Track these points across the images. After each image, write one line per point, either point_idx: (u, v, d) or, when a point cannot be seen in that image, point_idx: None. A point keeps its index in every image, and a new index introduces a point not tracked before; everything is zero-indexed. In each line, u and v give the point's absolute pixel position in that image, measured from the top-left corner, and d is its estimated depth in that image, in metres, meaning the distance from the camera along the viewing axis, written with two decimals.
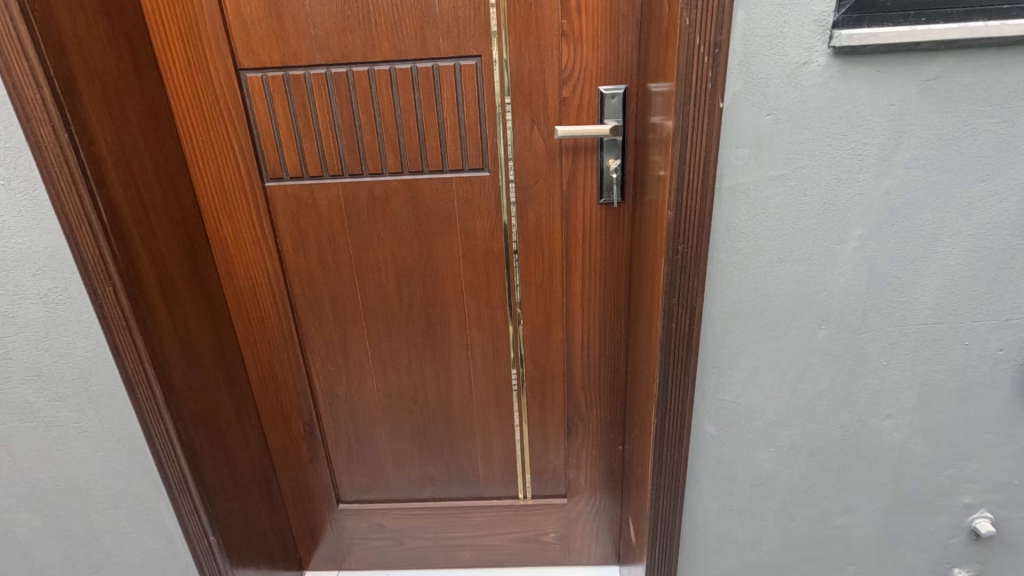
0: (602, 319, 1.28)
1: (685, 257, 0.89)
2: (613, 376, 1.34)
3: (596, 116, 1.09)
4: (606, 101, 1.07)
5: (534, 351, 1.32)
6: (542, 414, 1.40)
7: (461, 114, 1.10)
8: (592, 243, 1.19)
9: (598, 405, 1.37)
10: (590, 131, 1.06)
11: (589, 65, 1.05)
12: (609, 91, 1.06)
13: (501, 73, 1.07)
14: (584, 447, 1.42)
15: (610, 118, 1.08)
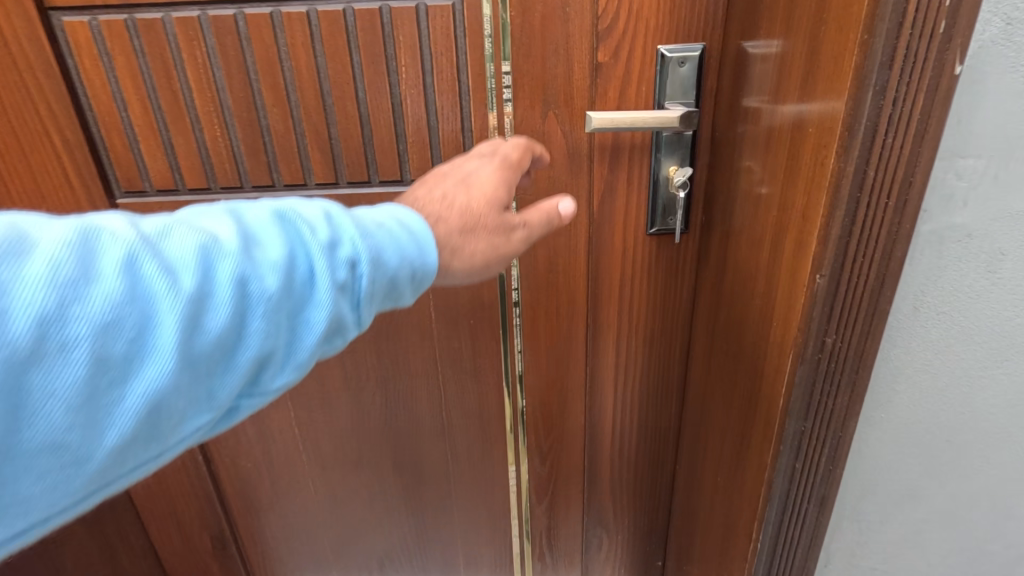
0: (642, 398, 0.87)
1: (836, 358, 0.49)
2: (655, 473, 0.94)
3: (650, 96, 0.67)
4: (668, 70, 0.65)
5: (542, 440, 0.92)
6: (551, 521, 0.99)
7: (429, 90, 0.67)
8: (634, 292, 0.78)
9: (630, 509, 0.97)
10: (639, 119, 0.64)
11: (643, 9, 0.63)
12: (674, 54, 0.64)
13: (495, 21, 0.64)
14: (608, 562, 1.02)
15: (673, 100, 0.66)
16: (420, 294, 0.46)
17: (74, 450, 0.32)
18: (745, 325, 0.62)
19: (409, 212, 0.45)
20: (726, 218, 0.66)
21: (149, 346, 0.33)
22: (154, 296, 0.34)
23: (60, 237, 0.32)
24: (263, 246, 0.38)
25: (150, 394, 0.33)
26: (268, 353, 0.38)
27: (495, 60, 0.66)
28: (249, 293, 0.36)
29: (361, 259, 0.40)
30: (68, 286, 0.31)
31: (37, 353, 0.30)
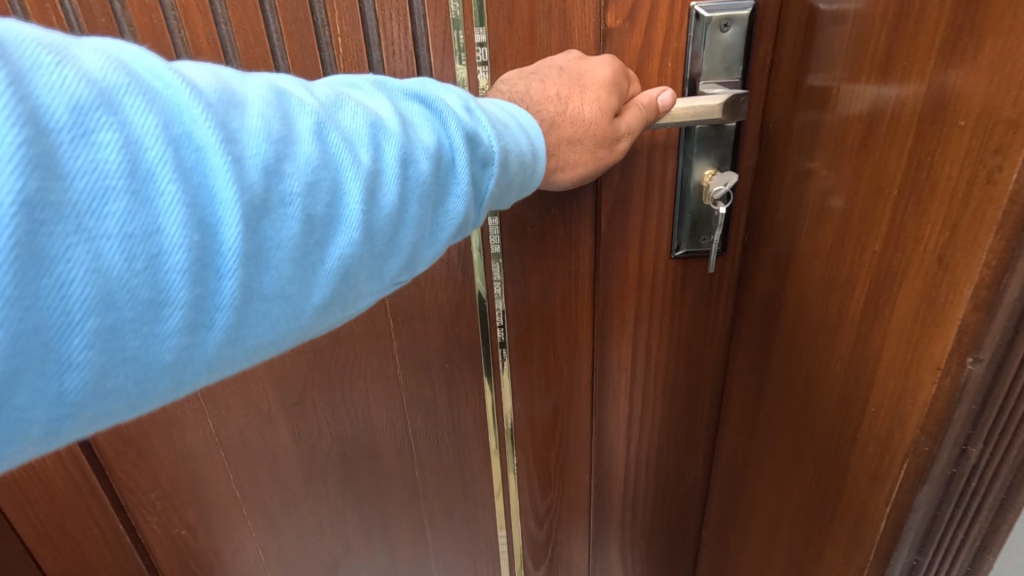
0: (660, 454, 0.71)
1: (980, 477, 0.32)
2: (675, 539, 0.77)
3: (679, 72, 0.48)
4: (706, 36, 0.46)
5: (538, 501, 0.75)
6: None
7: (376, 68, 0.49)
8: (652, 329, 0.61)
9: None
10: (683, 114, 0.46)
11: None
12: (715, 13, 0.46)
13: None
14: None
15: (711, 78, 0.48)
16: (531, 186, 0.40)
17: (291, 308, 0.29)
18: (809, 392, 0.45)
19: (526, 114, 0.39)
20: (777, 242, 0.49)
21: (349, 211, 0.30)
22: (342, 165, 0.29)
23: (272, 90, 0.29)
24: (417, 125, 0.33)
25: (347, 259, 0.30)
26: (428, 245, 0.34)
27: (464, 27, 0.48)
28: (427, 173, 0.32)
29: (493, 159, 0.35)
30: (280, 141, 0.28)
31: (264, 199, 0.27)
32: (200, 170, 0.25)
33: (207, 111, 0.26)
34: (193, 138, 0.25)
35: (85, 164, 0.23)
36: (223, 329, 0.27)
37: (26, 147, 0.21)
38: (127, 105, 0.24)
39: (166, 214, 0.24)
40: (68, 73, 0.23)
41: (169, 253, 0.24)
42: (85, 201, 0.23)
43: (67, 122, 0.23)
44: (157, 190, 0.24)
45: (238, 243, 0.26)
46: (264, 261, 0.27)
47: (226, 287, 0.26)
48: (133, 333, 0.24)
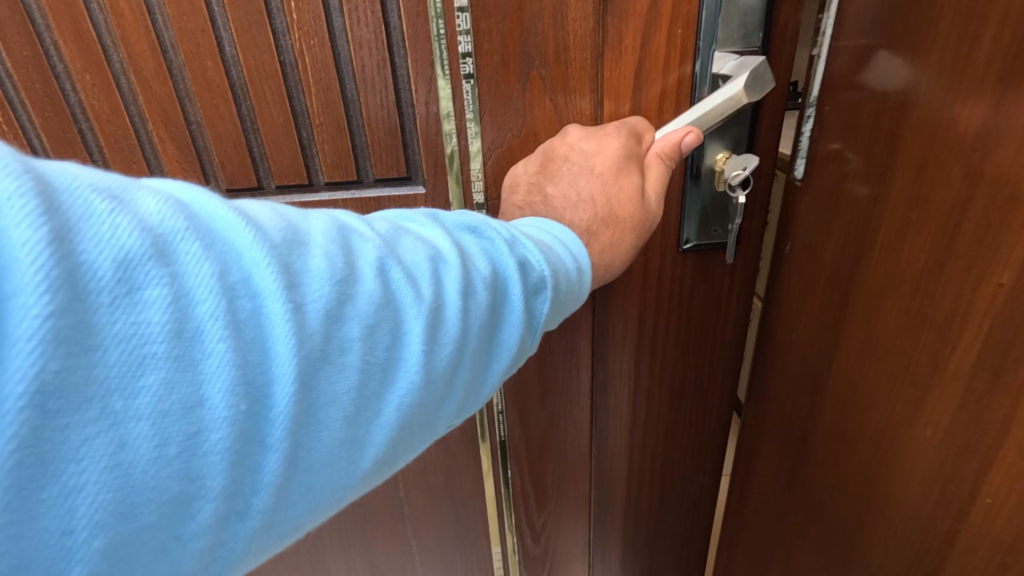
0: (665, 461, 0.66)
1: None
2: (679, 548, 0.73)
3: (690, 40, 0.42)
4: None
5: (534, 514, 0.70)
6: None
7: (339, 37, 0.42)
8: (658, 330, 0.56)
9: None
10: (706, 125, 0.41)
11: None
12: None
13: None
14: None
15: (726, 47, 0.42)
16: (580, 299, 0.40)
17: (340, 467, 0.29)
18: (872, 416, 0.39)
19: (569, 231, 0.39)
20: (825, 293, 0.43)
21: (403, 354, 0.30)
22: (402, 302, 0.30)
23: (332, 230, 0.30)
24: (472, 256, 0.35)
25: (402, 408, 0.30)
26: (478, 377, 0.35)
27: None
28: (478, 303, 0.33)
29: (546, 282, 0.36)
30: (339, 282, 0.28)
31: (323, 350, 0.27)
32: (255, 321, 0.25)
33: (269, 255, 0.27)
34: (249, 286, 0.25)
35: (128, 329, 0.22)
36: (267, 487, 0.26)
37: (67, 316, 0.21)
38: (180, 259, 0.24)
39: (210, 379, 0.24)
40: (123, 227, 0.23)
41: (209, 425, 0.24)
42: (118, 378, 0.22)
43: (114, 280, 0.22)
44: (204, 352, 0.24)
45: (290, 404, 0.26)
46: (314, 423, 0.27)
47: (269, 453, 0.26)
48: (153, 507, 0.23)
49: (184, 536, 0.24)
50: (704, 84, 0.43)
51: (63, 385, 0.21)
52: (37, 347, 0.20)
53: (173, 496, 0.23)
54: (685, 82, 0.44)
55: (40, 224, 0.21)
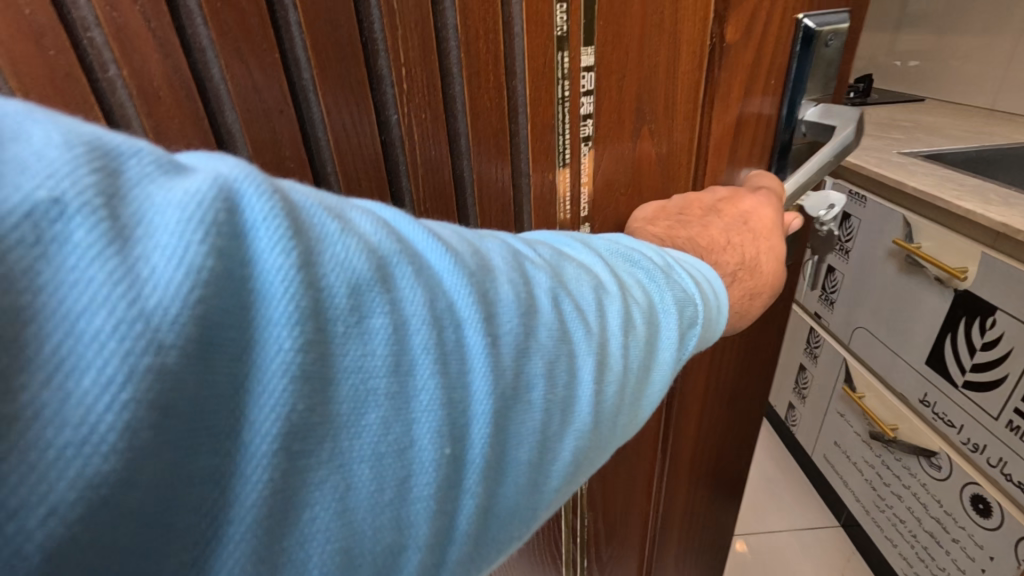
0: (720, 461, 0.69)
1: None
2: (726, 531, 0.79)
3: (780, 86, 0.44)
4: (813, 46, 0.43)
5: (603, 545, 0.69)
6: None
7: (458, 104, 0.41)
8: (726, 346, 0.58)
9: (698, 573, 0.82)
10: (822, 174, 0.46)
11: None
12: (824, 24, 0.42)
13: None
14: None
15: (811, 96, 0.45)
16: (711, 339, 0.41)
17: (524, 511, 0.29)
18: None
19: (707, 267, 0.41)
20: None
21: (579, 390, 0.31)
22: (575, 337, 0.31)
23: (506, 258, 0.31)
24: (633, 289, 0.36)
25: (574, 448, 0.31)
26: (636, 418, 0.36)
27: (569, 45, 0.40)
28: (637, 336, 0.34)
29: (697, 318, 0.38)
30: (519, 312, 0.29)
31: (514, 388, 0.27)
32: (459, 355, 0.26)
33: (466, 285, 0.27)
34: (451, 316, 0.26)
35: (359, 357, 0.23)
36: (459, 543, 0.26)
37: (310, 348, 0.21)
38: (398, 285, 0.25)
39: (421, 422, 0.24)
40: (351, 241, 0.24)
41: (418, 469, 0.24)
42: (350, 409, 0.23)
43: (346, 308, 0.23)
44: (418, 387, 0.24)
45: (483, 451, 0.26)
46: (505, 466, 0.27)
47: (466, 500, 0.26)
48: (370, 560, 0.23)
49: None
50: (789, 126, 0.46)
51: (304, 423, 0.21)
52: (290, 381, 0.21)
53: (387, 546, 0.24)
54: (773, 122, 0.46)
55: (279, 240, 0.21)
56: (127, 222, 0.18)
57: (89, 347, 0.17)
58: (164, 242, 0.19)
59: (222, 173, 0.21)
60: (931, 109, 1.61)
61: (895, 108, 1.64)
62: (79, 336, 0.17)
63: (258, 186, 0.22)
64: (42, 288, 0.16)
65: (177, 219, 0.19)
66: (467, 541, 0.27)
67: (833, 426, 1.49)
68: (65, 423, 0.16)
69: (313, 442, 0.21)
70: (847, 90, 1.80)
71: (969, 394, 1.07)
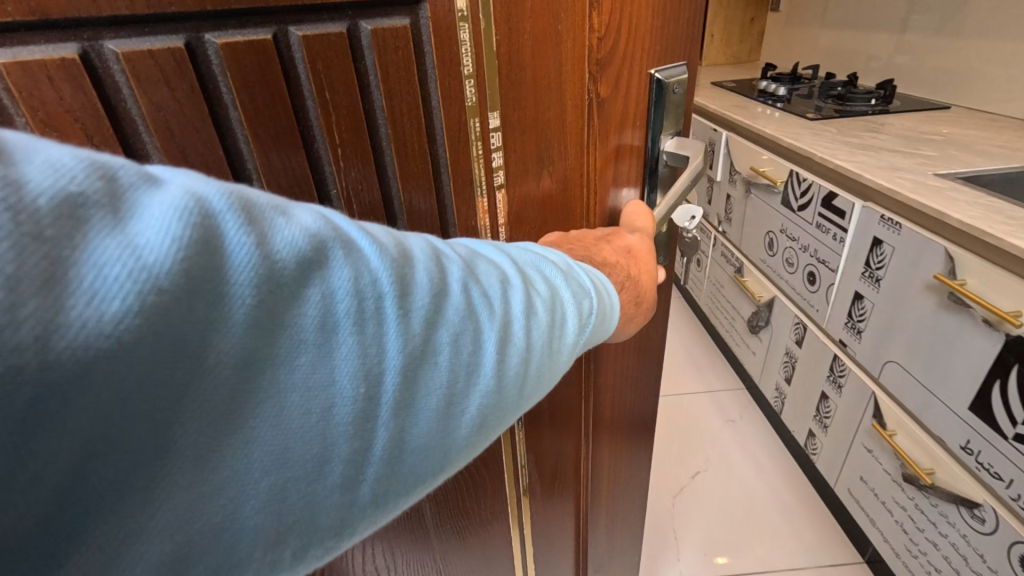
0: (632, 399, 0.87)
1: None
2: (641, 446, 0.96)
3: (647, 121, 0.61)
4: (666, 93, 0.59)
5: (544, 460, 0.82)
6: (551, 529, 0.93)
7: (389, 162, 0.48)
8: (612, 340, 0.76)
9: (621, 484, 0.99)
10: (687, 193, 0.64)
11: (638, 26, 0.54)
12: (670, 76, 0.59)
13: (476, 55, 0.47)
14: (602, 534, 1.03)
15: (666, 133, 0.63)
16: (606, 330, 0.51)
17: (433, 446, 0.36)
18: None
19: (604, 278, 0.51)
20: None
21: (482, 356, 0.38)
22: (481, 315, 0.38)
23: (426, 249, 0.38)
24: (535, 282, 0.43)
25: (478, 403, 0.38)
26: (541, 385, 0.43)
27: (479, 113, 0.50)
28: (539, 321, 0.42)
29: (593, 311, 0.47)
30: (434, 292, 0.36)
31: (422, 348, 0.35)
32: (377, 319, 0.33)
33: (389, 267, 0.34)
34: (373, 289, 0.33)
35: (295, 315, 0.30)
36: (376, 463, 0.33)
37: (259, 305, 0.28)
38: (331, 265, 0.32)
39: (342, 366, 0.31)
40: (296, 226, 0.31)
41: (339, 400, 0.31)
42: (287, 352, 0.30)
43: (290, 278, 0.30)
44: (341, 340, 0.31)
45: (394, 393, 0.33)
46: (415, 407, 0.35)
47: (380, 431, 0.33)
48: (300, 468, 0.31)
49: (323, 492, 0.32)
50: (654, 155, 0.63)
51: (250, 358, 0.28)
52: (241, 326, 0.28)
53: (315, 461, 0.31)
54: (643, 151, 0.63)
55: (240, 228, 0.29)
56: (125, 216, 0.25)
57: (112, 286, 0.24)
58: (153, 222, 0.26)
59: (193, 181, 0.29)
60: (952, 126, 1.61)
61: (914, 128, 1.64)
62: (103, 277, 0.24)
63: (222, 197, 0.29)
64: (80, 252, 0.24)
65: (167, 209, 0.26)
66: (382, 466, 0.34)
67: (859, 459, 1.46)
68: (93, 328, 0.23)
69: (257, 376, 0.29)
70: (872, 95, 1.94)
71: (1018, 446, 0.99)
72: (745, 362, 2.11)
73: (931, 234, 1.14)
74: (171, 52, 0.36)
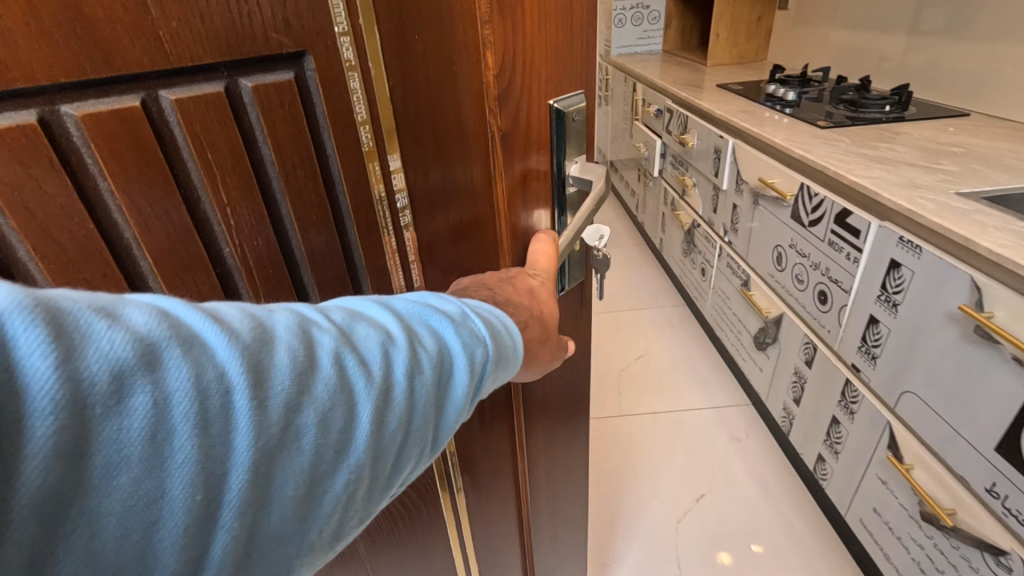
0: (563, 388, 0.93)
1: None
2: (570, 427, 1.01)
3: (552, 150, 0.63)
4: (568, 121, 0.62)
5: (476, 453, 0.84)
6: (492, 524, 0.94)
7: (284, 212, 0.48)
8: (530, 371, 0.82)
9: (556, 468, 1.03)
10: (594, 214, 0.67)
11: (534, 60, 0.55)
12: (570, 106, 0.62)
13: (369, 107, 0.50)
14: (543, 520, 1.06)
15: (572, 159, 0.66)
16: (510, 369, 0.48)
17: (290, 538, 0.32)
18: None
19: (498, 311, 0.48)
20: None
21: (354, 433, 0.35)
22: (356, 388, 0.35)
23: (290, 323, 0.35)
24: (422, 339, 0.40)
25: (348, 483, 0.34)
26: (423, 447, 0.40)
27: (379, 159, 0.53)
28: (423, 380, 0.39)
29: (488, 357, 0.44)
30: (298, 374, 0.33)
31: (280, 438, 0.31)
32: (222, 418, 0.29)
33: (240, 355, 0.31)
34: (218, 385, 0.30)
35: (115, 432, 0.26)
36: (219, 569, 0.30)
37: (64, 431, 0.25)
38: (166, 366, 0.28)
39: (174, 477, 0.28)
40: (116, 331, 0.27)
41: (169, 513, 0.27)
42: (102, 473, 0.26)
43: (106, 392, 0.26)
44: (174, 448, 0.28)
45: (241, 493, 0.30)
46: (267, 501, 0.31)
47: (222, 536, 0.29)
48: None
49: None
50: (561, 177, 0.66)
51: (53, 490, 0.24)
52: (39, 460, 0.24)
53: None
54: (550, 174, 0.65)
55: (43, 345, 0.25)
56: None
57: None
58: None
59: None
60: (970, 136, 1.53)
61: (932, 136, 1.56)
62: None
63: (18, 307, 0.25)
64: None
65: None
66: (227, 571, 0.30)
67: (872, 491, 1.39)
68: None
69: (63, 505, 0.25)
70: (886, 100, 1.85)
71: None
72: (751, 379, 2.03)
73: (951, 257, 1.07)
74: (21, 127, 0.35)
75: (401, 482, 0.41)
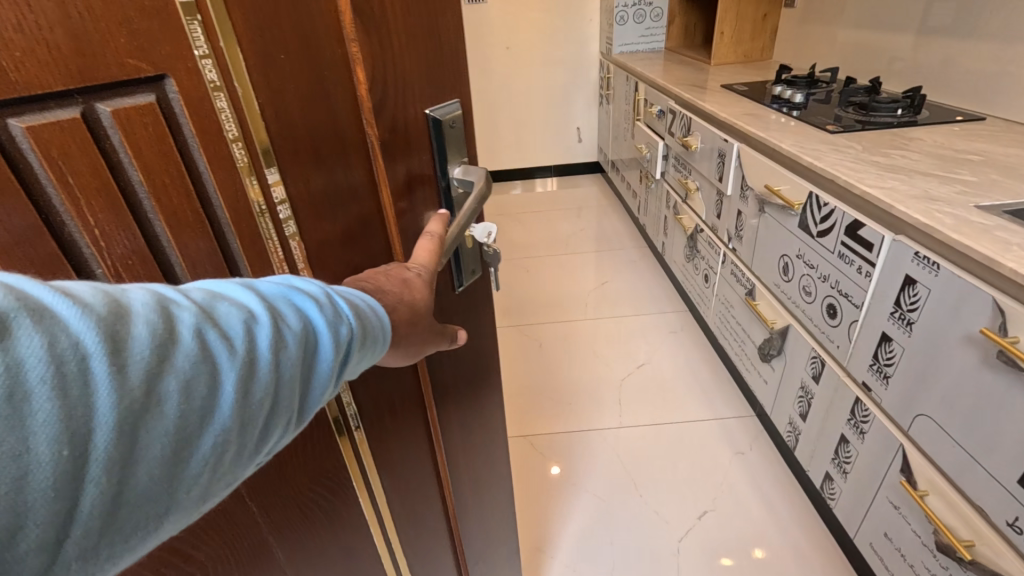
0: (471, 372, 0.95)
1: None
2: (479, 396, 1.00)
3: (429, 154, 0.69)
4: (443, 129, 0.68)
5: (393, 444, 0.80)
6: (418, 516, 0.92)
7: (159, 231, 0.45)
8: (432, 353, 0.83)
9: (471, 439, 1.02)
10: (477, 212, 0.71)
11: (404, 72, 0.61)
12: (444, 116, 0.68)
13: (240, 122, 0.47)
14: (465, 497, 1.06)
15: (453, 164, 0.72)
16: (377, 353, 0.47)
17: (159, 495, 0.32)
18: None
19: (359, 294, 0.46)
20: None
21: (222, 398, 0.35)
22: (218, 358, 0.35)
23: (146, 300, 0.33)
24: (286, 315, 0.39)
25: (218, 443, 0.35)
26: (294, 412, 0.40)
27: (255, 172, 0.50)
28: (290, 356, 0.38)
29: (354, 337, 0.43)
30: (158, 343, 0.32)
31: (144, 402, 0.31)
32: (83, 380, 0.29)
33: (95, 323, 0.30)
34: (74, 350, 0.29)
35: None
36: (84, 522, 0.29)
37: None
38: (15, 335, 0.27)
39: (39, 434, 0.27)
40: None
41: (36, 469, 0.27)
42: None
43: None
44: (34, 408, 0.27)
45: (110, 447, 0.30)
46: (133, 459, 0.31)
47: (90, 490, 0.29)
48: None
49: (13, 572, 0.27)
50: (443, 180, 0.72)
51: None
52: None
53: None
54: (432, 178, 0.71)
55: None
56: None
57: None
58: None
59: None
60: (988, 143, 1.46)
61: (946, 143, 1.49)
62: None
63: None
64: None
65: None
66: (95, 521, 0.30)
67: (886, 517, 1.32)
68: None
69: None
70: (898, 103, 1.78)
71: None
72: (757, 392, 1.97)
73: (968, 275, 1.02)
74: None
75: (273, 447, 0.41)
